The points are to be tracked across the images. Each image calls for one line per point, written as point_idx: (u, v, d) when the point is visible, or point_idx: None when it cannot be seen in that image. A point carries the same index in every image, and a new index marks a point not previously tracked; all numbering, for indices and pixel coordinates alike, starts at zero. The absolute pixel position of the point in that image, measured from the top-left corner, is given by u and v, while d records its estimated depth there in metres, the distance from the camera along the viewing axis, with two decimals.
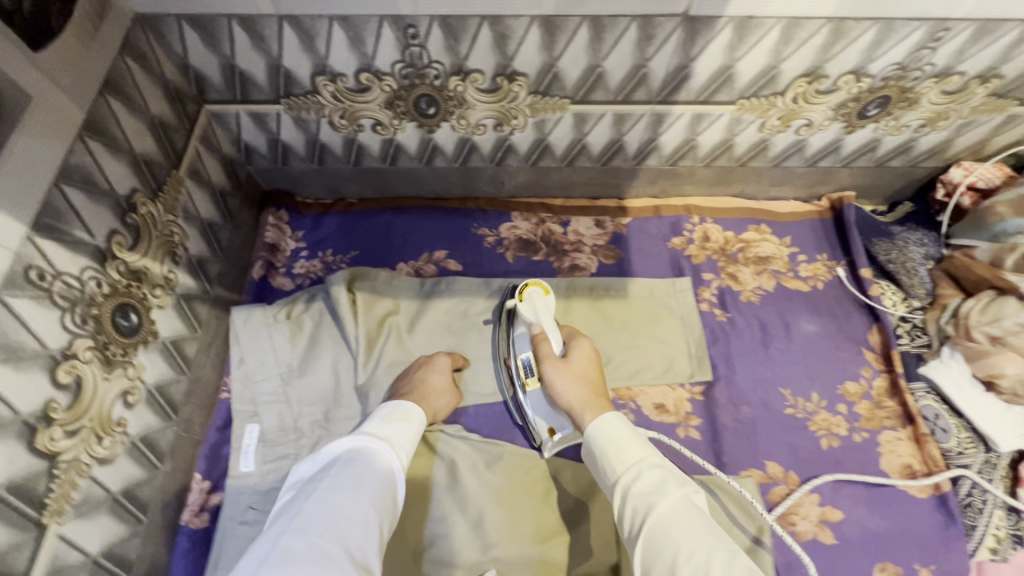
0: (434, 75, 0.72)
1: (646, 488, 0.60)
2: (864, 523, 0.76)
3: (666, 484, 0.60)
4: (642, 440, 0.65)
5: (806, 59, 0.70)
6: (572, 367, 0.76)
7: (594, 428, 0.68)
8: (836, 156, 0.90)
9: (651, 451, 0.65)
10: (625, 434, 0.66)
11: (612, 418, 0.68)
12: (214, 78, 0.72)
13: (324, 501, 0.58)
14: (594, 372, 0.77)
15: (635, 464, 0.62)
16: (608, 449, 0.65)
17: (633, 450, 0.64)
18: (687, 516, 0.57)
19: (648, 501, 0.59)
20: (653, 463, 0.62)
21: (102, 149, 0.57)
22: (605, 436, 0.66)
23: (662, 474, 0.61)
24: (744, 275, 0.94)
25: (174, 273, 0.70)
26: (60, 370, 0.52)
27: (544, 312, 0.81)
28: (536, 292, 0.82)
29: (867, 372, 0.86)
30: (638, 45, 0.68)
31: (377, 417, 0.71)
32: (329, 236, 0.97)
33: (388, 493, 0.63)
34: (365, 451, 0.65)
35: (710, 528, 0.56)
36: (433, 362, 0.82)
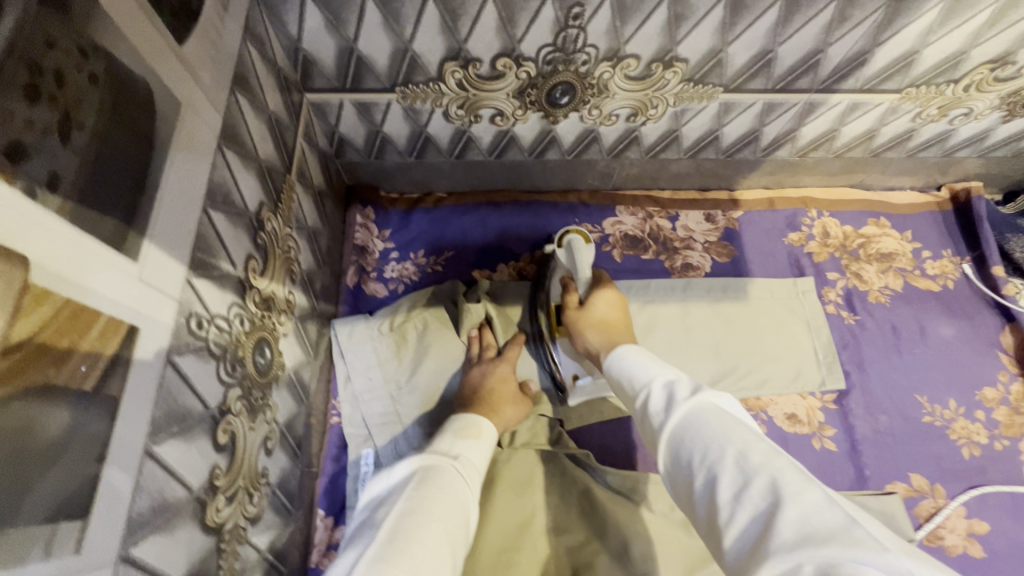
0: (582, 61, 0.62)
1: (657, 405, 0.48)
2: (1012, 535, 0.74)
3: (675, 391, 0.47)
4: (658, 361, 0.53)
5: (1001, 44, 0.63)
6: (591, 312, 0.68)
7: (610, 365, 0.58)
8: (976, 147, 0.84)
9: (670, 367, 0.52)
10: (641, 359, 0.54)
11: (628, 349, 0.58)
12: (327, 63, 0.62)
13: (395, 530, 0.46)
14: (615, 316, 0.68)
15: (644, 387, 0.51)
16: (622, 381, 0.55)
17: (642, 372, 0.53)
18: (702, 416, 0.43)
19: (658, 416, 0.47)
20: (661, 379, 0.50)
21: (237, 159, 0.48)
22: (618, 370, 0.57)
23: (671, 385, 0.48)
24: (869, 273, 0.88)
25: (292, 294, 0.62)
26: (219, 429, 0.44)
27: (582, 260, 0.72)
28: (577, 240, 0.73)
29: (1004, 376, 0.82)
30: (827, 28, 0.59)
31: (446, 432, 0.61)
32: (419, 235, 0.88)
33: (461, 521, 0.51)
34: (435, 469, 0.54)
35: (734, 421, 0.42)
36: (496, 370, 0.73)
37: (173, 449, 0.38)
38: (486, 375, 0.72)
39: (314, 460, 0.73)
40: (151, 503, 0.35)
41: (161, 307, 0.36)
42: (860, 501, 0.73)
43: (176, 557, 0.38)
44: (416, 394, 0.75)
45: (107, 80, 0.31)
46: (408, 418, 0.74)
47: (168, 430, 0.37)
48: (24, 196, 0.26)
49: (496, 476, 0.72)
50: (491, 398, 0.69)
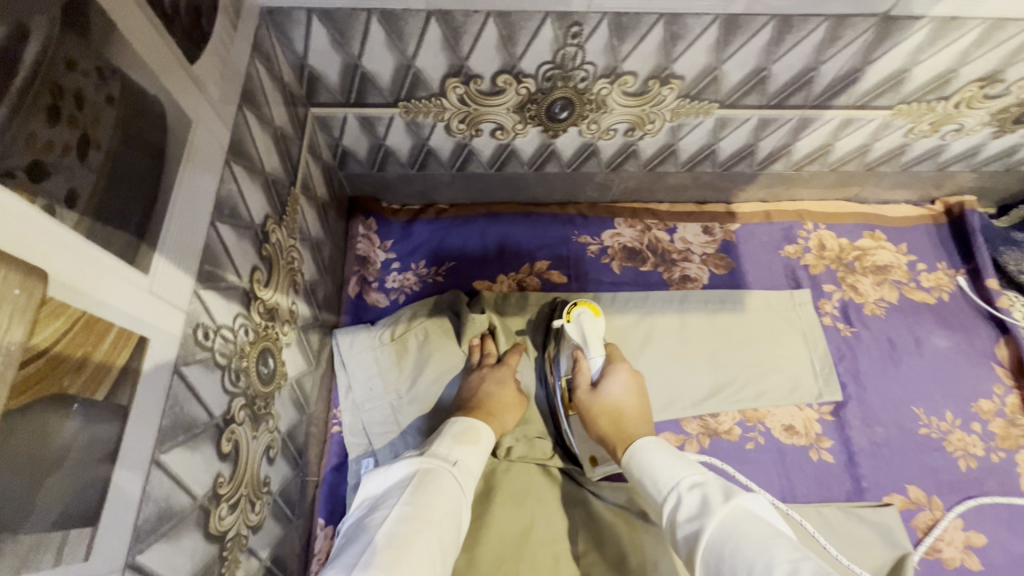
0: (581, 77, 0.64)
1: (689, 511, 0.51)
2: (1009, 548, 0.74)
3: (708, 497, 0.51)
4: (684, 460, 0.57)
5: (989, 63, 0.64)
6: (604, 392, 0.68)
7: (631, 456, 0.61)
8: (969, 161, 0.86)
9: (694, 468, 0.56)
10: (664, 457, 0.58)
11: (648, 441, 0.61)
12: (332, 79, 0.63)
13: (387, 534, 0.50)
14: (630, 402, 0.68)
15: (671, 489, 0.54)
16: (648, 480, 0.57)
17: (667, 474, 0.56)
18: (740, 523, 0.47)
19: (693, 525, 0.50)
20: (689, 481, 0.54)
21: (244, 173, 0.49)
22: (639, 464, 0.60)
23: (703, 489, 0.52)
24: (865, 285, 0.89)
25: (295, 304, 0.63)
26: (223, 438, 0.45)
27: (591, 333, 0.72)
28: (586, 312, 0.74)
29: (999, 388, 0.83)
30: (819, 46, 0.61)
31: (445, 437, 0.63)
32: (420, 246, 0.89)
33: (452, 526, 0.54)
34: (429, 475, 0.57)
35: (774, 532, 0.45)
36: (497, 373, 0.74)
37: (179, 457, 0.38)
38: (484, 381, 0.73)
39: (314, 469, 0.73)
40: (157, 509, 0.36)
41: (170, 318, 0.37)
42: (856, 512, 0.73)
43: (179, 564, 0.39)
44: (417, 403, 0.76)
45: (122, 101, 0.32)
46: (408, 428, 0.75)
47: (175, 438, 0.38)
48: (44, 212, 0.27)
49: (495, 486, 0.72)
50: (487, 399, 0.71)
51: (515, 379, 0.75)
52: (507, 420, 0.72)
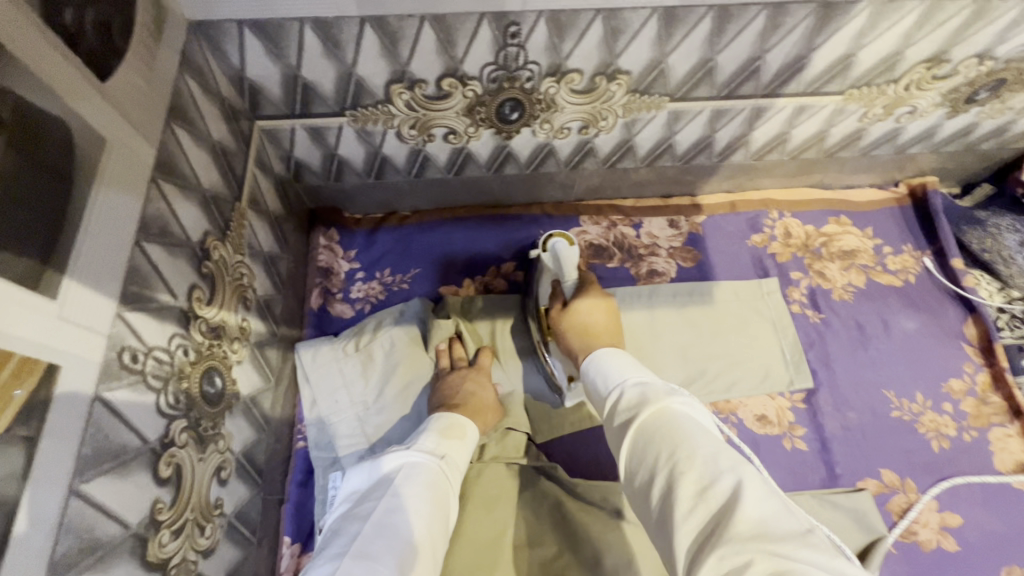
0: (527, 77, 0.63)
1: (628, 401, 0.51)
2: (983, 526, 0.74)
3: (648, 391, 0.50)
4: (638, 368, 0.56)
5: (934, 44, 0.64)
6: (574, 311, 0.69)
7: (588, 366, 0.60)
8: (927, 142, 0.86)
9: (646, 374, 0.54)
10: (618, 363, 0.57)
11: (606, 352, 0.60)
12: (274, 90, 0.62)
13: (383, 524, 0.49)
14: (600, 318, 0.69)
15: (616, 386, 0.54)
16: (599, 385, 0.56)
17: (619, 373, 0.55)
18: (674, 416, 0.46)
19: (629, 413, 0.49)
20: (636, 381, 0.53)
21: (175, 191, 0.48)
22: (597, 367, 0.59)
23: (645, 387, 0.51)
24: (832, 271, 0.89)
25: (247, 321, 0.62)
26: (161, 463, 0.44)
27: (567, 258, 0.74)
28: (559, 242, 0.75)
29: (969, 367, 0.83)
30: (761, 35, 0.61)
31: (431, 432, 0.62)
32: (385, 254, 0.88)
33: (443, 519, 0.54)
34: (421, 468, 0.57)
35: (706, 431, 0.44)
36: (476, 375, 0.75)
37: (105, 486, 0.37)
38: (464, 381, 0.74)
39: (279, 487, 0.72)
40: (79, 542, 0.35)
41: (87, 344, 0.36)
42: (830, 499, 0.73)
43: None
44: (383, 413, 0.75)
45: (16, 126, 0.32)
46: (375, 439, 0.74)
47: (100, 466, 0.37)
48: None
49: (464, 493, 0.71)
50: (472, 401, 0.71)
51: (491, 382, 0.76)
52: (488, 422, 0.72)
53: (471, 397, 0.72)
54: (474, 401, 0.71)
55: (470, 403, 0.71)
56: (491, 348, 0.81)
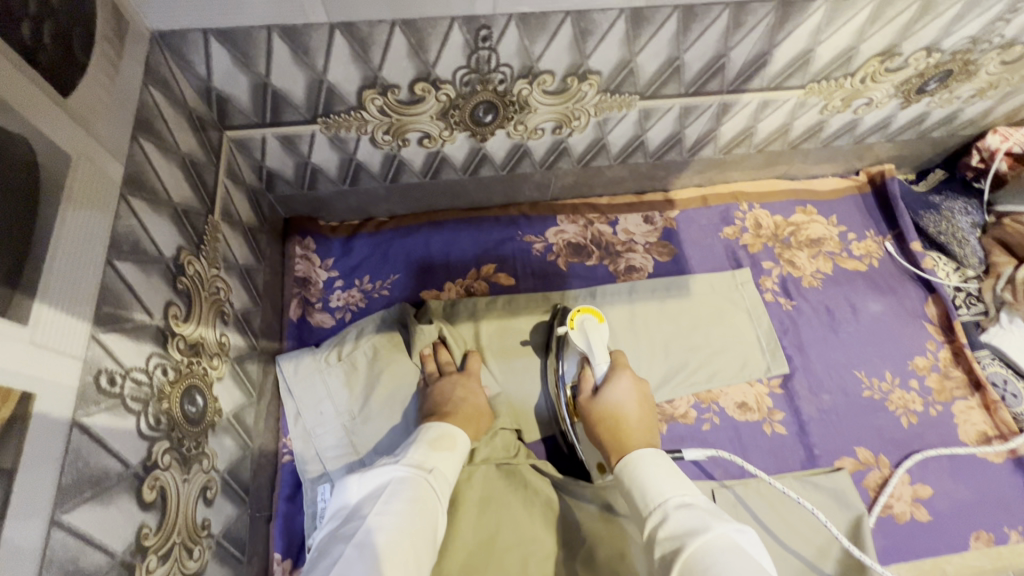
0: (499, 79, 0.64)
1: (672, 527, 0.52)
2: (952, 496, 0.78)
3: (695, 516, 0.52)
4: (676, 478, 0.58)
5: (886, 38, 0.68)
6: (608, 399, 0.69)
7: (625, 467, 0.61)
8: (884, 132, 0.89)
9: (687, 490, 0.57)
10: (658, 472, 0.59)
11: (644, 455, 0.61)
12: (243, 100, 0.61)
13: (364, 545, 0.50)
14: (630, 407, 0.69)
15: (658, 505, 0.55)
16: (638, 497, 0.58)
17: (658, 489, 0.57)
18: (720, 548, 0.47)
19: (673, 540, 0.51)
20: (676, 502, 0.55)
21: (146, 206, 0.47)
22: (632, 474, 0.60)
23: (690, 509, 0.53)
24: (801, 259, 0.93)
25: (225, 336, 0.60)
26: (145, 487, 0.42)
27: (596, 341, 0.73)
28: (587, 320, 0.75)
29: (931, 344, 0.87)
30: (725, 33, 0.62)
31: (420, 444, 0.62)
32: (363, 261, 0.88)
33: (431, 533, 0.54)
34: (408, 483, 0.57)
35: (762, 572, 0.45)
36: (466, 381, 0.74)
37: (88, 515, 0.36)
38: (455, 387, 0.73)
39: (265, 503, 0.71)
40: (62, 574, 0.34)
41: (62, 369, 0.35)
42: (811, 480, 0.76)
43: None
44: (370, 423, 0.74)
45: None
46: (363, 448, 0.73)
47: (81, 494, 0.36)
48: None
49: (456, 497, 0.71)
50: (464, 408, 0.70)
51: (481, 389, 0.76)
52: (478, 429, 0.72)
53: (463, 402, 0.72)
54: (466, 406, 0.71)
55: (462, 410, 0.70)
56: (476, 352, 0.81)
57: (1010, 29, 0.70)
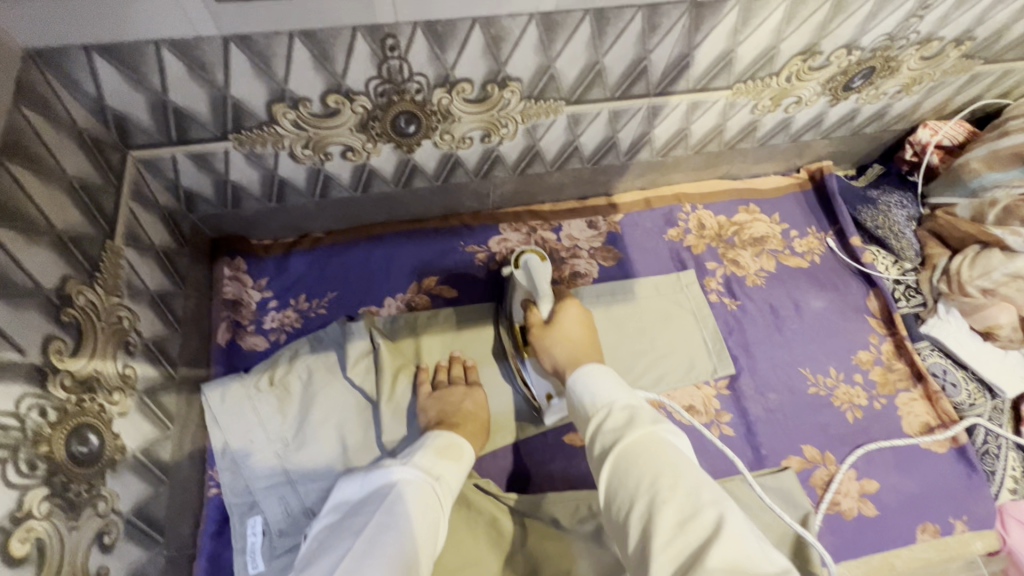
0: (416, 89, 0.62)
1: (613, 424, 0.51)
2: (898, 489, 0.78)
3: (637, 416, 0.51)
4: (627, 385, 0.56)
5: (804, 38, 0.68)
6: (555, 327, 0.71)
7: (573, 382, 0.58)
8: (818, 129, 0.90)
9: (630, 391, 0.55)
10: (606, 380, 0.56)
11: (591, 367, 0.59)
12: (142, 118, 0.58)
13: (373, 543, 0.51)
14: (579, 331, 0.71)
15: (603, 404, 0.54)
16: (582, 398, 0.56)
17: (609, 394, 0.55)
18: (664, 443, 0.48)
19: (613, 434, 0.50)
20: (625, 404, 0.53)
21: (17, 237, 0.44)
22: (582, 382, 0.58)
23: (634, 411, 0.52)
24: (745, 259, 0.92)
25: (131, 368, 0.57)
26: (14, 540, 0.39)
27: (541, 275, 0.73)
28: (531, 258, 0.74)
29: (874, 338, 0.87)
30: (641, 36, 0.62)
31: (428, 450, 0.60)
32: (299, 280, 0.85)
33: (431, 542, 0.53)
34: (414, 489, 0.56)
35: (693, 467, 0.47)
36: (473, 396, 0.74)
37: None
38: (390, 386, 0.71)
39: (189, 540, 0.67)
40: None
41: None
42: (758, 482, 0.75)
43: None
44: (304, 449, 0.71)
45: None
46: (296, 476, 0.70)
47: None
48: None
49: None
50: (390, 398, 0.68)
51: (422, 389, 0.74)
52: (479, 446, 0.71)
53: (472, 417, 0.72)
54: (472, 421, 0.71)
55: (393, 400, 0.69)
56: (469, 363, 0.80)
57: (926, 26, 0.71)
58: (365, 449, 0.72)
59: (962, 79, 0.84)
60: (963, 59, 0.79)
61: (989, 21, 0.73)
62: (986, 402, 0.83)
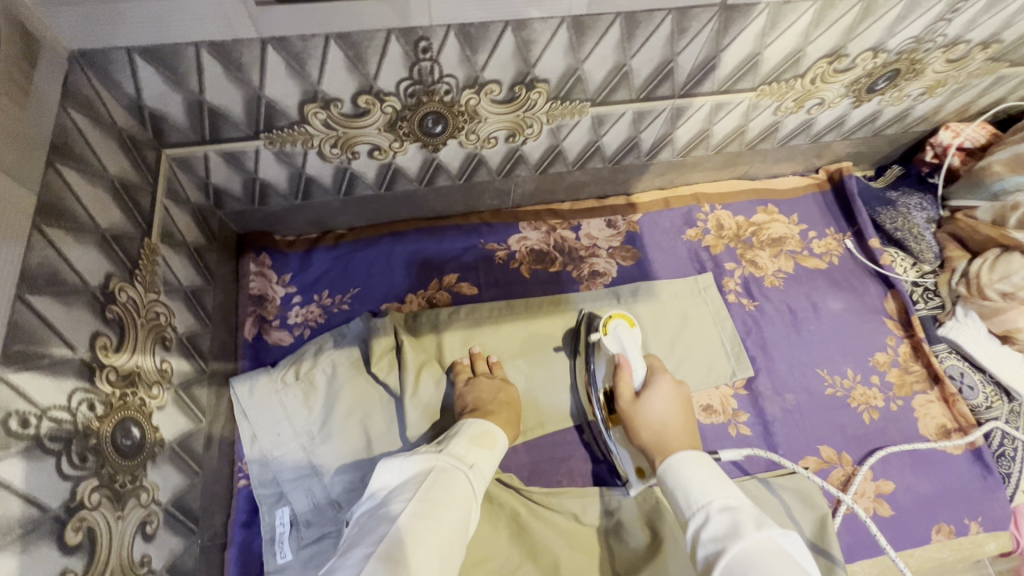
0: (445, 90, 0.63)
1: (716, 531, 0.54)
2: (914, 489, 0.79)
3: (739, 521, 0.53)
4: (722, 484, 0.59)
5: (831, 41, 0.68)
6: (648, 406, 0.70)
7: (666, 472, 0.63)
8: (839, 131, 0.90)
9: (726, 491, 0.58)
10: (700, 476, 0.60)
11: (685, 457, 0.62)
12: (179, 119, 0.59)
13: (409, 529, 0.52)
14: (674, 420, 0.69)
15: (701, 508, 0.57)
16: (680, 494, 0.60)
17: (703, 494, 0.58)
18: (765, 550, 0.49)
19: (716, 544, 0.52)
20: (722, 505, 0.56)
21: (67, 236, 0.45)
22: (676, 480, 0.61)
23: (734, 514, 0.54)
24: (763, 259, 0.93)
25: (167, 363, 0.58)
26: (69, 530, 0.41)
27: (629, 342, 0.74)
28: (621, 323, 0.75)
29: (892, 340, 0.88)
30: (670, 38, 0.62)
31: (463, 438, 0.63)
32: (322, 276, 0.86)
33: (462, 524, 0.56)
34: (449, 474, 0.58)
35: (797, 571, 0.47)
36: (508, 388, 0.76)
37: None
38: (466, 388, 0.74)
39: (219, 530, 0.69)
40: None
41: None
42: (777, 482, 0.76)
43: None
44: (329, 443, 0.72)
45: None
46: (323, 468, 0.72)
47: None
48: None
49: None
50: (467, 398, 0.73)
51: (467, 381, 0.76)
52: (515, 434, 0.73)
53: (507, 405, 0.73)
54: (508, 409, 0.73)
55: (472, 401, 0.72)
56: (496, 358, 0.82)
57: (953, 29, 0.70)
58: (390, 444, 0.74)
59: (987, 82, 0.84)
60: (988, 62, 0.79)
61: (1017, 25, 0.73)
62: (1003, 405, 0.83)
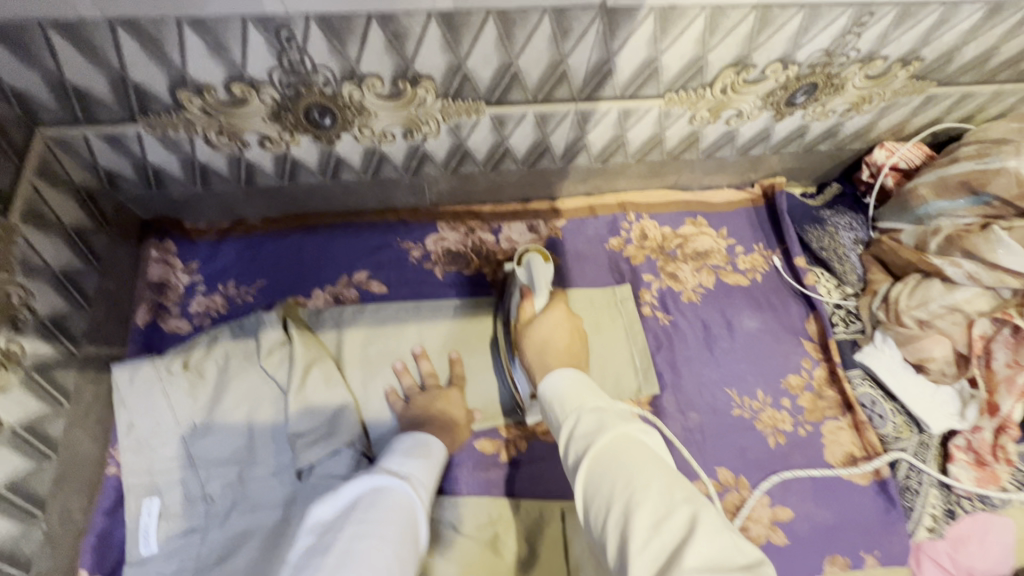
0: (323, 82, 0.61)
1: (584, 428, 0.48)
2: (811, 518, 0.76)
3: (607, 417, 0.48)
4: (596, 392, 0.54)
5: (732, 49, 0.66)
6: (538, 326, 0.69)
7: (544, 389, 0.57)
8: (766, 144, 0.87)
9: (601, 397, 0.53)
10: (571, 388, 0.54)
11: (560, 373, 0.57)
12: (45, 98, 0.59)
13: (348, 555, 0.45)
14: (562, 339, 0.68)
15: (572, 411, 0.51)
16: (553, 403, 0.54)
17: (575, 399, 0.52)
18: (630, 446, 0.45)
19: (583, 443, 0.47)
20: (593, 406, 0.51)
21: None
22: (552, 392, 0.55)
23: (602, 413, 0.49)
24: (684, 272, 0.90)
25: (18, 344, 0.59)
26: None
27: (537, 274, 0.73)
28: (535, 257, 0.74)
29: (807, 362, 0.85)
30: (553, 40, 0.60)
31: (396, 453, 0.62)
32: (228, 266, 0.85)
33: (411, 542, 0.50)
34: (388, 492, 0.53)
35: (654, 462, 0.44)
36: (447, 396, 0.77)
37: None
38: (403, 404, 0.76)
39: (81, 516, 0.68)
40: None
41: None
42: None
43: None
44: (209, 436, 0.71)
45: None
46: (200, 461, 0.71)
47: None
48: None
49: (288, 517, 0.68)
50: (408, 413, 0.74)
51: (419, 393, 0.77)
52: (456, 439, 0.75)
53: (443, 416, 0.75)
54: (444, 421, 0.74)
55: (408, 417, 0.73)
56: (400, 360, 0.80)
57: (864, 43, 0.68)
58: (269, 440, 0.72)
59: (916, 100, 0.81)
60: (911, 80, 0.76)
61: (935, 42, 0.70)
62: (912, 437, 0.80)
